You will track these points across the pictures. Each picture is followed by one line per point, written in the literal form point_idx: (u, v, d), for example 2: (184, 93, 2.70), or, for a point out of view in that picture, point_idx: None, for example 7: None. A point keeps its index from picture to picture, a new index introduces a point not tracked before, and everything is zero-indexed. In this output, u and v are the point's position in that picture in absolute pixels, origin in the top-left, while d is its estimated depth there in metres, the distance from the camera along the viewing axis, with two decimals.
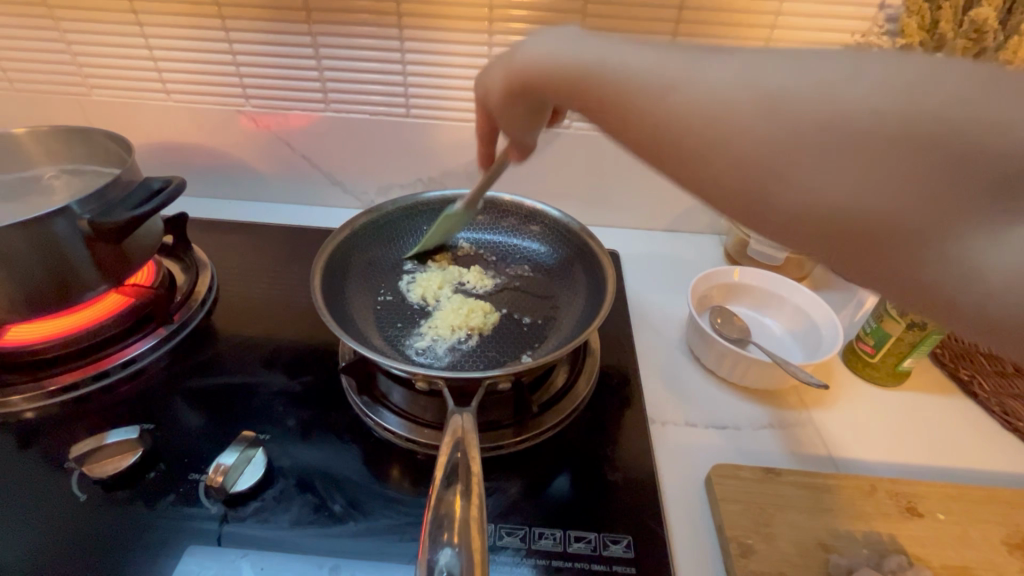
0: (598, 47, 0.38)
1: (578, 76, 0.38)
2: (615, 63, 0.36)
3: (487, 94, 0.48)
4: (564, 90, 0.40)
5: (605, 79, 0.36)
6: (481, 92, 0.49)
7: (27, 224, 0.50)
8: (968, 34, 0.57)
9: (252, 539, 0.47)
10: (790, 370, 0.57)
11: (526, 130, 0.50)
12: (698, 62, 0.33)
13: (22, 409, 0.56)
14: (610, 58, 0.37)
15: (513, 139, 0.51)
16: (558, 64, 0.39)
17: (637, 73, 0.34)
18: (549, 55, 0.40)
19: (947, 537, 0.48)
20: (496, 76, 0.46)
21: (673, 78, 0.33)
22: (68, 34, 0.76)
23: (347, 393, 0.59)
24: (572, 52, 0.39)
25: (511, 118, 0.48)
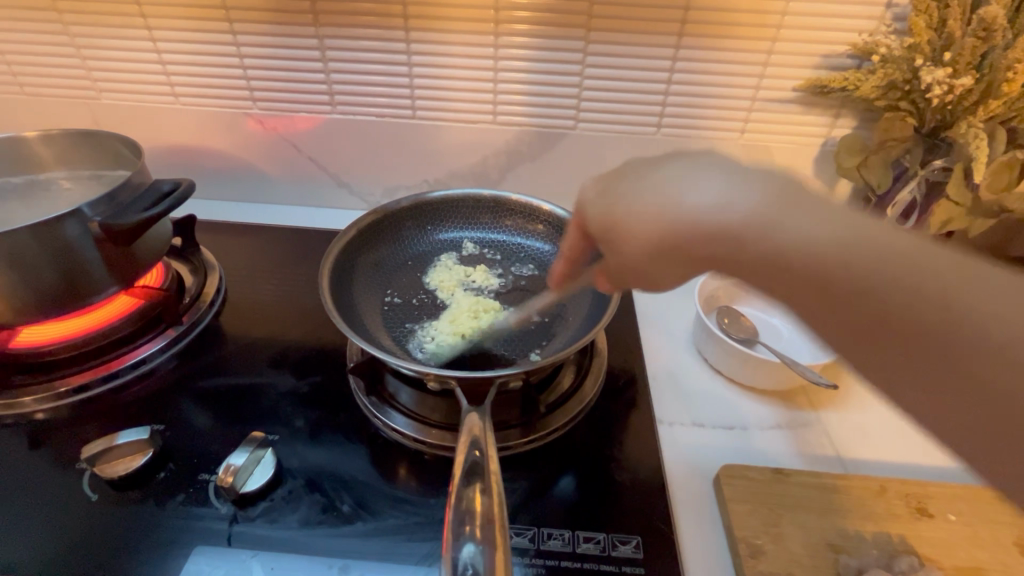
0: (739, 190, 0.35)
1: (691, 233, 0.37)
2: (753, 222, 0.34)
3: (614, 228, 0.41)
4: (722, 238, 0.36)
5: (728, 232, 0.36)
6: (595, 224, 0.42)
7: (38, 226, 0.51)
8: (976, 33, 0.56)
9: (262, 539, 0.47)
10: (798, 370, 0.57)
11: (640, 281, 0.44)
12: (858, 223, 0.32)
13: (34, 410, 0.57)
14: (734, 201, 0.35)
15: (612, 277, 0.45)
16: (677, 220, 0.37)
17: (757, 235, 0.35)
18: (648, 202, 0.39)
19: (958, 538, 0.48)
20: (641, 222, 0.39)
21: (807, 257, 0.33)
22: (77, 38, 0.77)
23: (354, 393, 0.59)
24: (692, 193, 0.37)
25: (653, 266, 0.41)
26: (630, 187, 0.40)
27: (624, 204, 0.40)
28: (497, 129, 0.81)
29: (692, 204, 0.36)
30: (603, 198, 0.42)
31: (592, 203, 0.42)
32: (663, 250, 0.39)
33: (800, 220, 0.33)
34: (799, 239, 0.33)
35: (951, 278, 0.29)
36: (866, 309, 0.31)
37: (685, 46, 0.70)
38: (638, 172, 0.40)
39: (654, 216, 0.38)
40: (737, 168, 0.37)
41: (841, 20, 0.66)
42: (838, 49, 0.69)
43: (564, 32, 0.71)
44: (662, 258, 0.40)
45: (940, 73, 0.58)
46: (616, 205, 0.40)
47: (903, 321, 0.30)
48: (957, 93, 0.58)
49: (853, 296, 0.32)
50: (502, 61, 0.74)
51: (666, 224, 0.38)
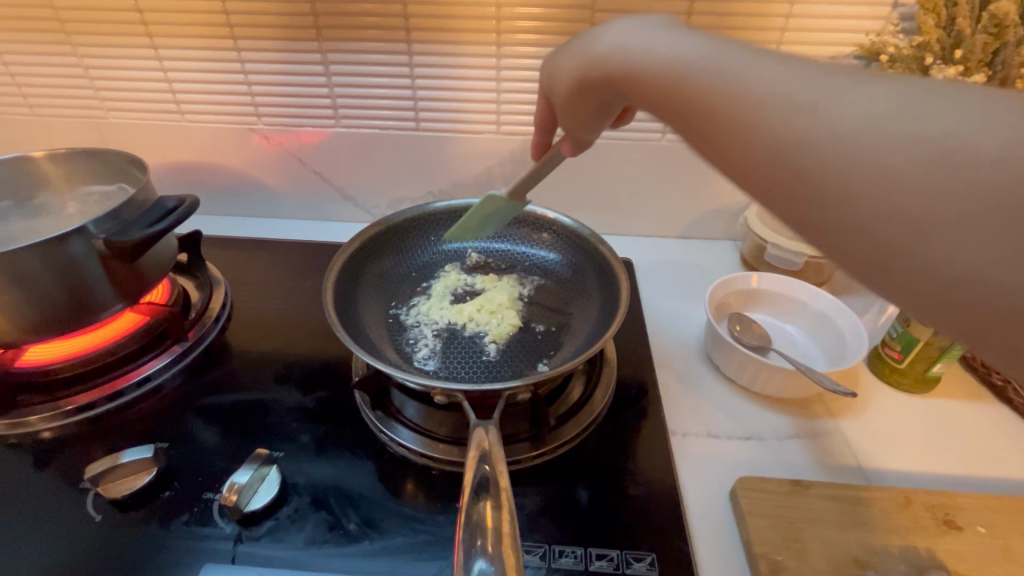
0: (651, 33, 0.39)
1: (596, 71, 0.43)
2: (627, 51, 0.40)
3: (554, 82, 0.47)
4: (616, 84, 0.42)
5: (626, 63, 0.40)
6: (547, 81, 0.49)
7: (45, 244, 0.51)
8: (988, 29, 0.56)
9: (267, 560, 0.46)
10: (814, 378, 0.56)
11: (592, 125, 0.48)
12: (713, 45, 0.36)
13: (39, 430, 0.56)
14: (624, 29, 0.41)
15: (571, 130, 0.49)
16: (590, 60, 0.43)
17: (640, 56, 0.39)
18: (565, 58, 0.46)
19: (989, 551, 0.46)
20: (565, 70, 0.45)
21: (668, 69, 0.37)
22: (86, 59, 0.78)
23: (361, 408, 0.59)
24: (601, 37, 0.42)
25: (573, 112, 0.47)
26: (564, 49, 0.47)
27: (557, 62, 0.47)
28: (502, 138, 0.80)
29: (605, 44, 0.41)
30: (549, 65, 0.49)
31: (545, 67, 0.49)
32: (579, 92, 0.45)
33: (663, 43, 0.38)
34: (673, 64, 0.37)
35: (761, 75, 0.32)
36: (707, 100, 0.34)
37: None
38: (590, 33, 0.44)
39: (574, 62, 0.44)
40: (649, 20, 0.41)
41: (846, 20, 0.66)
42: (844, 50, 0.68)
43: (568, 40, 0.71)
44: (585, 103, 0.46)
45: (950, 71, 0.56)
46: (594, 45, 0.42)
47: (737, 113, 0.32)
48: (969, 92, 0.57)
49: (686, 101, 0.36)
50: (505, 70, 0.74)
51: (585, 60, 0.43)
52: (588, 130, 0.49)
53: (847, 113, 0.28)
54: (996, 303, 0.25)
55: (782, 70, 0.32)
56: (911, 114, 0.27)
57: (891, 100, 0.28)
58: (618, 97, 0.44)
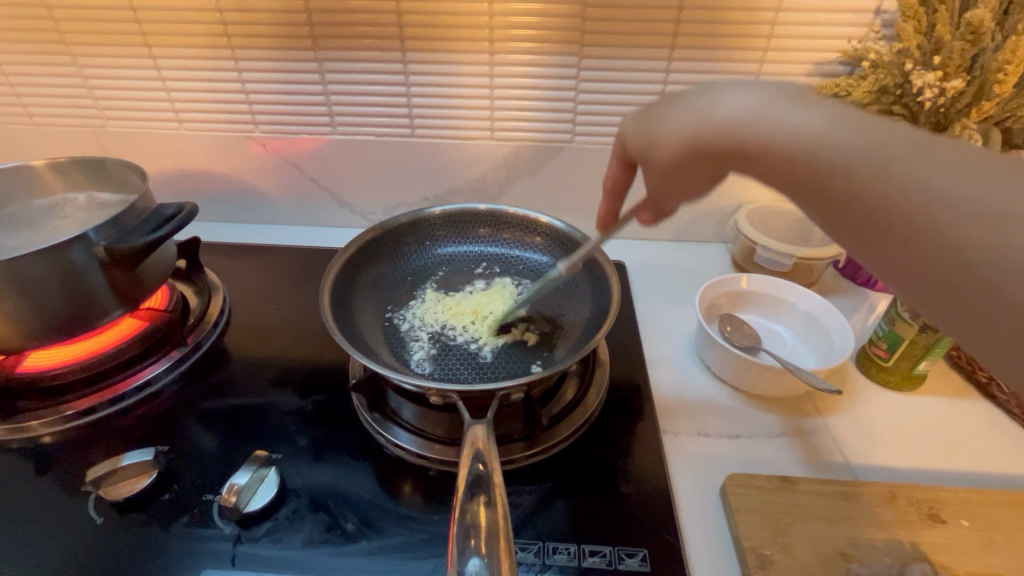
0: (779, 111, 0.36)
1: (711, 145, 0.39)
2: (761, 124, 0.36)
3: (650, 146, 0.43)
4: (740, 152, 0.38)
5: (756, 138, 0.36)
6: (639, 141, 0.45)
7: (46, 251, 0.52)
8: (965, 36, 0.57)
9: (266, 559, 0.47)
10: (802, 377, 0.57)
11: (683, 199, 0.45)
12: (873, 129, 0.33)
13: (40, 434, 0.57)
14: (745, 103, 0.37)
15: (658, 202, 0.46)
16: (706, 128, 0.38)
17: (774, 136, 0.36)
18: (673, 115, 0.41)
19: (972, 544, 0.47)
20: (668, 134, 0.40)
21: (817, 151, 0.34)
22: (85, 69, 0.79)
23: (357, 411, 0.59)
24: (721, 106, 0.38)
25: (673, 179, 0.43)
26: (668, 105, 0.42)
27: (655, 123, 0.42)
28: (495, 144, 0.82)
29: (727, 112, 0.37)
30: (640, 124, 0.45)
31: (633, 128, 0.45)
32: (682, 162, 0.41)
33: (812, 122, 0.34)
34: (828, 148, 0.33)
35: (946, 168, 0.30)
36: (881, 197, 0.32)
37: (677, 57, 0.71)
38: (698, 93, 0.40)
39: (683, 128, 0.40)
40: (772, 90, 0.37)
41: (830, 28, 0.67)
42: (829, 56, 0.69)
43: (559, 48, 0.72)
44: (693, 172, 0.41)
45: (929, 76, 0.58)
46: (714, 109, 0.38)
47: (912, 218, 0.31)
48: (948, 96, 0.59)
49: (844, 191, 0.33)
50: (497, 77, 0.75)
51: (699, 133, 0.39)
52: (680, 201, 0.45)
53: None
54: None
55: (960, 168, 0.30)
56: None
57: None
58: (735, 169, 0.39)
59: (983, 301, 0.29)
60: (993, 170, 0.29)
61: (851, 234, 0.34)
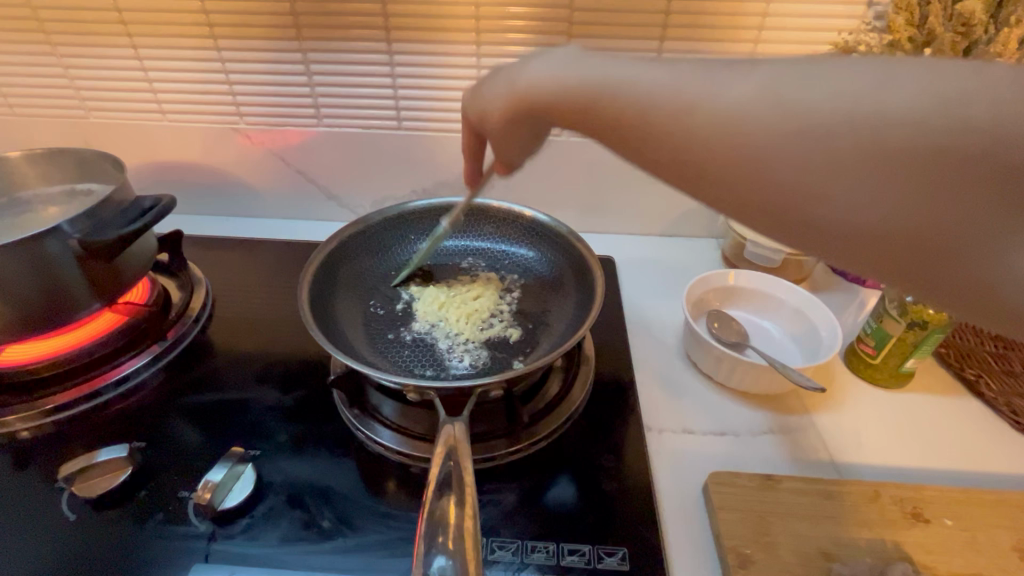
0: (568, 63, 0.39)
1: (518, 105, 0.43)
2: (541, 84, 0.40)
3: (484, 117, 0.46)
4: (540, 115, 0.42)
5: (550, 94, 0.40)
6: (474, 114, 0.48)
7: (18, 245, 0.51)
8: (956, 28, 0.57)
9: (241, 557, 0.46)
10: (787, 374, 0.56)
11: (525, 152, 0.48)
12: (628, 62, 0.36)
13: (17, 430, 0.56)
14: (541, 62, 0.41)
15: (500, 154, 0.49)
16: (516, 93, 0.42)
17: (553, 85, 0.39)
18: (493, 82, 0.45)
19: (955, 544, 0.46)
20: (495, 101, 0.44)
21: (572, 89, 0.38)
22: (65, 59, 0.77)
23: (339, 407, 0.59)
24: (516, 74, 0.42)
25: (510, 140, 0.46)
26: (492, 76, 0.45)
27: (484, 96, 0.46)
28: None
29: (527, 77, 0.41)
30: (476, 97, 0.47)
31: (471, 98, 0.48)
32: (502, 133, 0.46)
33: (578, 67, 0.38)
34: (582, 88, 0.38)
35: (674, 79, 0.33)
36: (636, 115, 0.35)
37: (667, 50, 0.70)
38: (512, 66, 0.43)
39: (496, 95, 0.44)
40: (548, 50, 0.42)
41: (822, 19, 0.66)
42: (820, 49, 0.68)
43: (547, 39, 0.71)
44: (522, 131, 0.45)
45: None
46: (518, 78, 0.42)
47: (658, 120, 0.34)
48: None
49: (610, 117, 0.36)
50: (485, 69, 0.74)
51: (514, 96, 0.42)
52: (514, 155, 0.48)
53: (777, 99, 0.30)
54: (927, 250, 0.28)
55: (689, 73, 0.33)
56: (824, 93, 0.29)
57: (833, 83, 0.29)
58: (545, 125, 0.44)
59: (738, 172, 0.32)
60: (721, 69, 0.33)
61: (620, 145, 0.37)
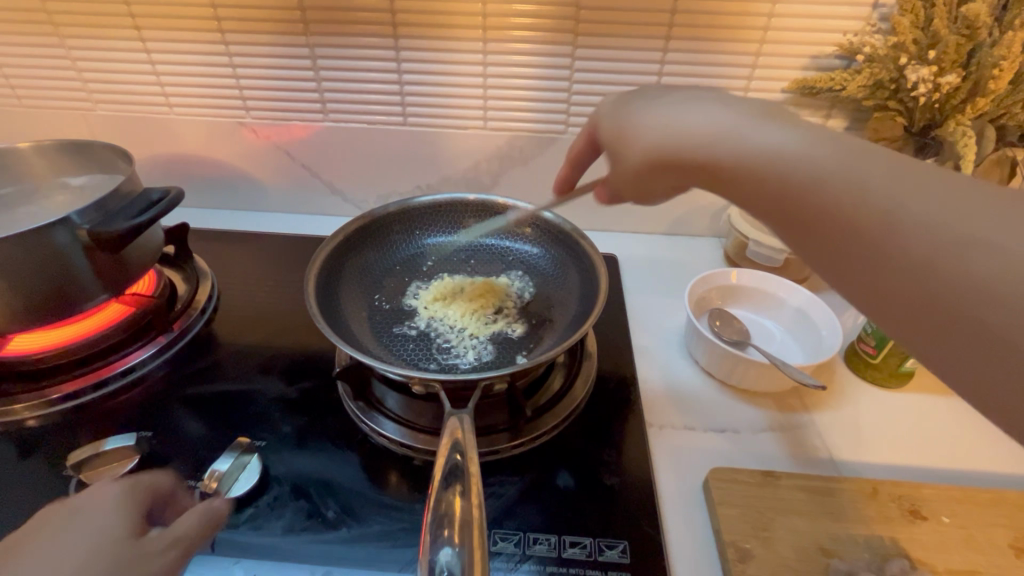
0: (749, 118, 0.37)
1: (686, 155, 0.38)
2: (729, 131, 0.37)
3: (619, 145, 0.43)
4: (690, 164, 0.39)
5: (717, 146, 0.37)
6: (609, 137, 0.44)
7: (28, 235, 0.51)
8: (961, 30, 0.57)
9: (245, 545, 0.47)
10: (788, 372, 0.56)
11: (647, 198, 0.44)
12: (834, 142, 0.34)
13: (24, 418, 0.57)
14: (714, 110, 0.38)
15: (618, 185, 0.44)
16: (674, 134, 0.39)
17: (749, 151, 0.36)
18: (662, 111, 0.40)
19: (952, 541, 0.47)
20: (642, 136, 0.40)
21: (771, 158, 0.35)
22: (74, 51, 0.78)
23: (343, 399, 0.59)
24: (691, 120, 0.38)
25: (638, 180, 0.42)
26: (658, 106, 0.41)
27: (631, 121, 0.41)
28: (489, 134, 0.81)
29: (693, 120, 0.38)
30: (615, 117, 0.44)
31: (607, 117, 0.44)
32: (649, 178, 0.41)
33: (792, 137, 0.35)
34: (783, 163, 0.34)
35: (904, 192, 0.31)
36: (829, 208, 0.33)
37: (672, 49, 0.71)
38: (670, 100, 0.40)
39: (664, 133, 0.39)
40: (725, 100, 0.39)
41: (827, 20, 0.66)
42: (826, 50, 0.69)
43: (554, 38, 0.71)
44: (659, 179, 0.41)
45: (924, 71, 0.58)
46: (681, 118, 0.39)
47: (853, 220, 0.32)
48: (942, 92, 0.59)
49: (798, 200, 0.34)
50: (491, 66, 0.75)
51: (666, 132, 0.39)
52: (641, 194, 0.44)
53: (1008, 248, 0.28)
54: None
55: (907, 176, 0.31)
56: None
57: None
58: (693, 180, 0.40)
59: (927, 310, 0.30)
60: (974, 193, 0.30)
61: (795, 231, 0.35)
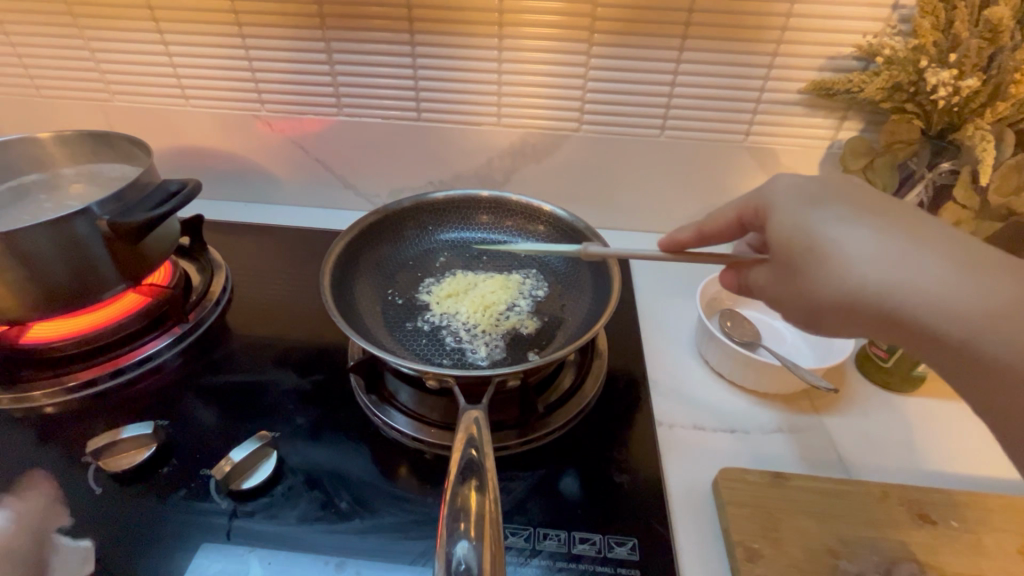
0: (983, 294, 0.35)
1: (875, 310, 0.38)
2: (945, 303, 0.35)
3: (804, 269, 0.41)
4: (883, 320, 0.38)
5: (929, 313, 0.36)
6: (789, 251, 0.42)
7: (49, 224, 0.52)
8: (982, 34, 0.56)
9: (261, 535, 0.48)
10: (800, 374, 0.56)
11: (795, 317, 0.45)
12: None
13: (44, 405, 0.58)
14: (938, 272, 0.36)
15: (778, 293, 0.45)
16: (878, 290, 0.37)
17: (968, 328, 0.35)
18: (865, 251, 0.38)
19: (961, 545, 0.47)
20: (841, 280, 0.38)
21: (975, 334, 0.35)
22: (92, 42, 0.78)
23: (356, 392, 0.60)
24: (898, 273, 0.37)
25: (813, 313, 0.42)
26: (854, 238, 0.38)
27: (831, 254, 0.39)
28: (502, 130, 0.81)
29: (909, 284, 0.36)
30: (801, 228, 0.41)
31: (783, 219, 0.43)
32: (818, 311, 0.41)
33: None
34: (978, 345, 0.35)
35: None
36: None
37: (688, 48, 0.70)
38: (880, 240, 0.38)
39: (859, 282, 0.38)
40: (937, 253, 0.37)
41: (846, 21, 0.66)
42: (843, 51, 0.68)
43: (569, 34, 0.71)
44: (832, 318, 0.41)
45: (945, 74, 0.57)
46: (896, 273, 0.37)
47: None
48: (963, 95, 0.58)
49: (994, 373, 0.35)
50: (506, 63, 0.75)
51: (866, 281, 0.37)
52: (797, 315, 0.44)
53: None
54: None
55: None
56: None
57: None
58: (870, 330, 0.40)
59: None
60: None
61: (967, 384, 0.37)
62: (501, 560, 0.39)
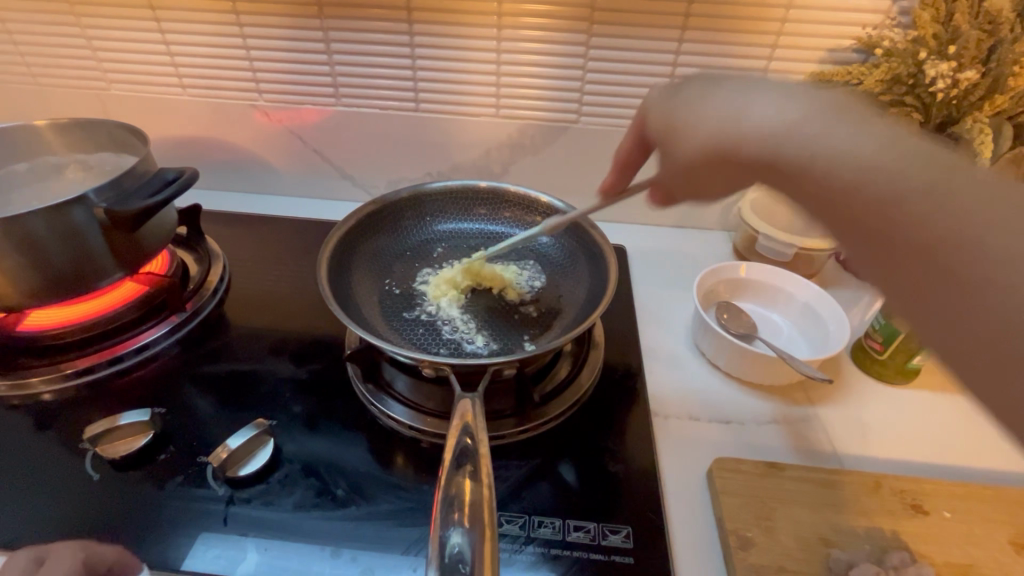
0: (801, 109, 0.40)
1: (733, 142, 0.43)
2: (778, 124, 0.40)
3: (676, 131, 0.47)
4: (743, 160, 0.43)
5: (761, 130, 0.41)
6: (666, 131, 0.48)
7: (45, 211, 0.52)
8: (982, 25, 0.57)
9: (257, 521, 0.48)
10: (795, 365, 0.57)
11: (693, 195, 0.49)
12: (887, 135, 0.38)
13: (41, 392, 0.58)
14: (777, 111, 0.41)
15: (672, 185, 0.49)
16: (732, 129, 0.43)
17: (796, 146, 0.39)
18: (732, 108, 0.43)
19: (953, 535, 0.47)
20: (702, 123, 0.44)
21: (800, 148, 0.39)
22: (89, 29, 0.78)
23: (353, 381, 0.60)
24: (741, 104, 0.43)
25: (696, 175, 0.46)
26: (715, 94, 0.45)
27: (693, 112, 0.46)
28: (500, 122, 0.81)
29: (748, 117, 0.42)
30: (669, 112, 0.48)
31: (660, 111, 0.49)
32: (703, 167, 0.46)
33: (833, 134, 0.38)
34: (808, 159, 0.39)
35: (964, 207, 0.33)
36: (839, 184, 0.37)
37: (688, 39, 0.70)
38: (728, 93, 0.44)
39: (711, 126, 0.44)
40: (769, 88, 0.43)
41: (847, 14, 0.66)
42: (843, 43, 0.68)
43: (568, 25, 0.71)
44: (709, 171, 0.46)
45: (943, 66, 0.57)
46: (742, 113, 0.42)
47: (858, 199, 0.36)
48: (961, 87, 0.58)
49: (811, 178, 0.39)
50: (505, 54, 0.74)
51: (725, 130, 0.43)
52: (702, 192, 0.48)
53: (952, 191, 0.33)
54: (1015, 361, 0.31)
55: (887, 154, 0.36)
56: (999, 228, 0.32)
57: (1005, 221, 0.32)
58: (742, 175, 0.44)
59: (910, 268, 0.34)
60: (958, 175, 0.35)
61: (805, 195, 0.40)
62: (495, 546, 0.39)
